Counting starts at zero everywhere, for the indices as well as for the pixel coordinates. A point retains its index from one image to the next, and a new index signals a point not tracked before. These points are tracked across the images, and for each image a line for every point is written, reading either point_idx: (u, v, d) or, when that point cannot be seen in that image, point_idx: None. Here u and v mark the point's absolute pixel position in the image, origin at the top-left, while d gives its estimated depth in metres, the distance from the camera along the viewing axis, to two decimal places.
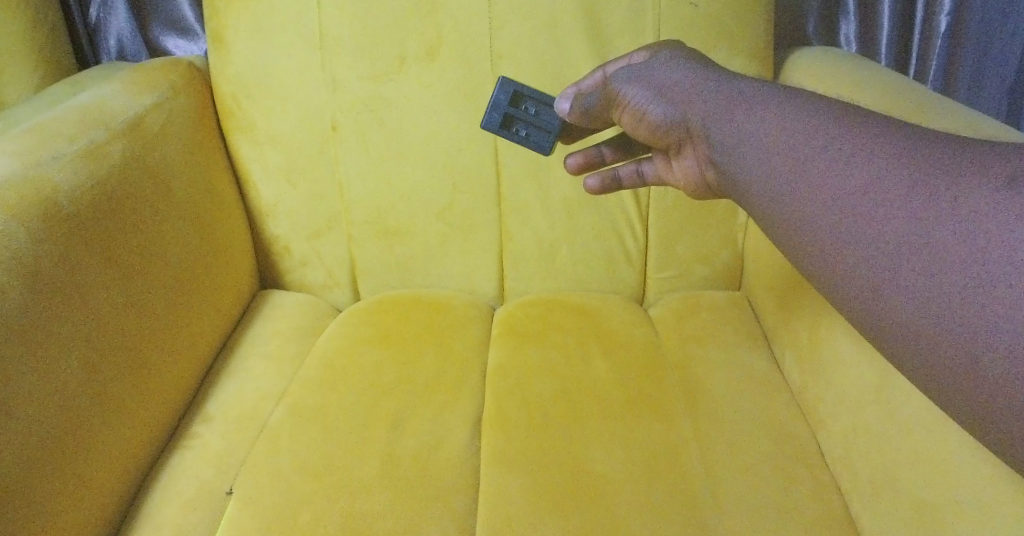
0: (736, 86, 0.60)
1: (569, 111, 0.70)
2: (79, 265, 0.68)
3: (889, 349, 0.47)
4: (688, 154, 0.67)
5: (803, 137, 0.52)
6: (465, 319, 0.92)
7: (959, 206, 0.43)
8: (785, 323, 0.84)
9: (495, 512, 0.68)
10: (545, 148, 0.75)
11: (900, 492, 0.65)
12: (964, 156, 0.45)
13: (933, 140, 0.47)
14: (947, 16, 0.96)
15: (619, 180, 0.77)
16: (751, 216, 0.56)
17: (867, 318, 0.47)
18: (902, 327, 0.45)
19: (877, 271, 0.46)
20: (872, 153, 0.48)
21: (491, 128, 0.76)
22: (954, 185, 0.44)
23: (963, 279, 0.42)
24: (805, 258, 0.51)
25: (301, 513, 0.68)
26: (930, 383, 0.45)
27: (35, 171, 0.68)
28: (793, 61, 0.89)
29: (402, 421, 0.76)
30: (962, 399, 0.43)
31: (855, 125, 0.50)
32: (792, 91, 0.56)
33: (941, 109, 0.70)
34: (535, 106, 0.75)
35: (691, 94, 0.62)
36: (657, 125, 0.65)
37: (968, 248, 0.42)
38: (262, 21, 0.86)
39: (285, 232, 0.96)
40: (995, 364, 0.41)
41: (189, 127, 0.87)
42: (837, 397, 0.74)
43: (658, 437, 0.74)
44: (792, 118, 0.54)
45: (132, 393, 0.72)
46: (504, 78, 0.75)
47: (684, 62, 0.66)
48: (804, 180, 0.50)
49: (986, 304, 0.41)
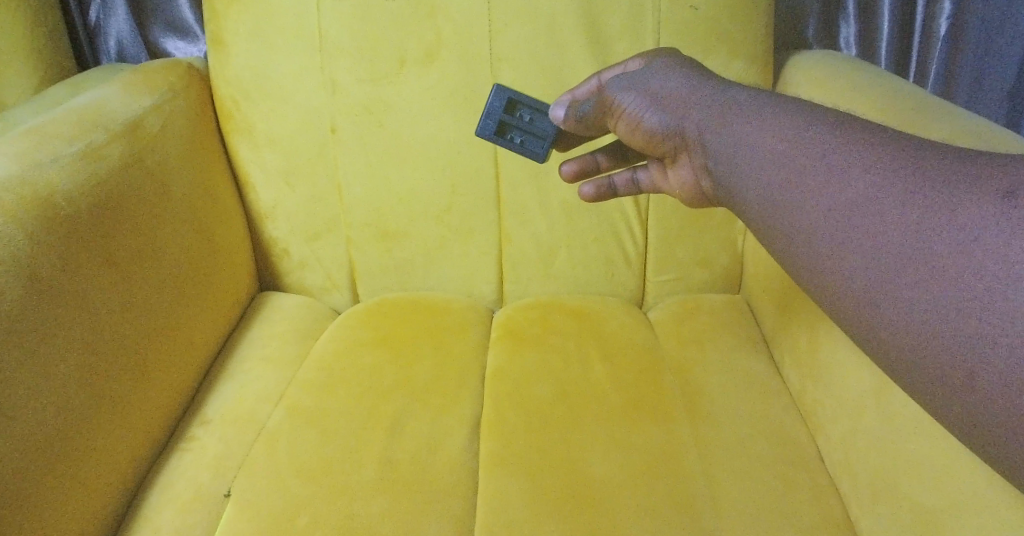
0: (732, 94, 0.60)
1: (563, 118, 0.72)
2: (78, 269, 0.68)
3: (885, 361, 0.46)
4: (683, 163, 0.66)
5: (800, 147, 0.51)
6: (464, 322, 0.92)
7: (958, 218, 0.43)
8: (785, 326, 0.84)
9: (494, 515, 0.67)
10: (540, 156, 0.75)
11: (900, 496, 0.65)
12: (962, 168, 0.44)
13: (930, 151, 0.47)
14: (946, 19, 0.96)
15: (614, 188, 0.77)
16: (748, 227, 0.56)
17: (864, 330, 0.47)
18: (899, 340, 0.44)
19: (875, 284, 0.45)
20: (869, 164, 0.47)
21: (486, 135, 0.75)
22: (951, 198, 0.43)
23: (960, 292, 0.42)
24: (801, 269, 0.50)
25: (299, 517, 0.67)
26: (925, 394, 0.45)
27: (34, 172, 0.68)
28: (794, 66, 0.89)
29: (401, 424, 0.76)
30: (957, 412, 0.43)
31: (852, 136, 0.50)
32: (789, 100, 0.56)
33: (941, 116, 0.69)
34: (530, 113, 0.75)
35: (687, 103, 0.62)
36: (652, 133, 0.65)
37: (966, 261, 0.42)
38: (261, 23, 0.86)
39: (285, 234, 0.96)
40: (992, 378, 0.41)
41: (188, 128, 0.87)
42: (837, 401, 0.74)
43: (657, 441, 0.74)
44: (788, 126, 0.53)
45: (130, 398, 0.72)
46: (498, 86, 0.75)
47: (680, 70, 0.65)
48: (800, 191, 0.50)
49: (985, 317, 0.41)
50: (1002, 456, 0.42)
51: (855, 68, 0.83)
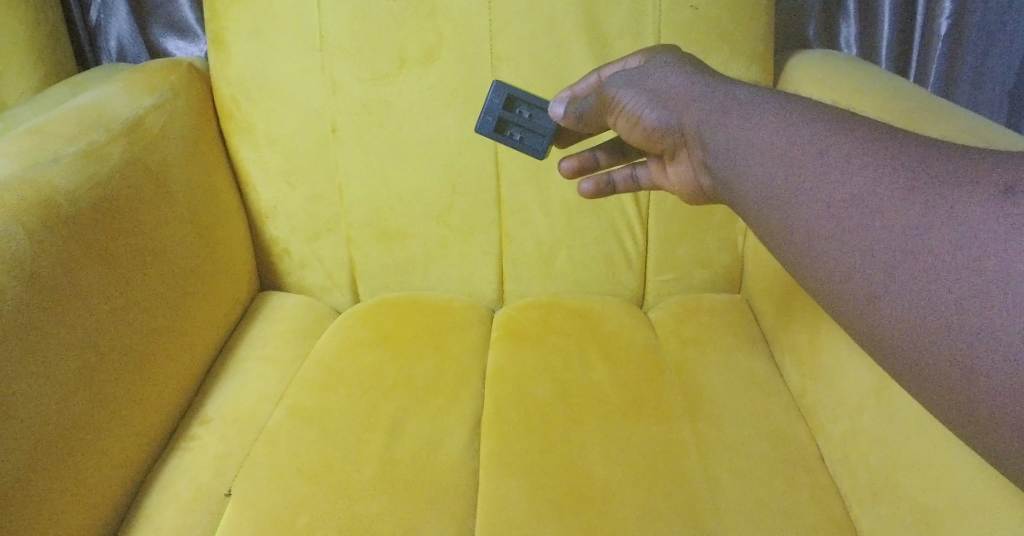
0: (732, 91, 0.60)
1: (563, 115, 0.71)
2: (79, 267, 0.68)
3: (884, 357, 0.46)
4: (682, 159, 0.67)
5: (799, 143, 0.51)
6: (464, 322, 0.92)
7: (956, 215, 0.43)
8: (785, 326, 0.84)
9: (494, 515, 0.67)
10: (539, 152, 0.75)
11: (901, 495, 0.65)
12: (961, 165, 0.44)
13: (929, 147, 0.47)
14: (947, 19, 0.96)
15: (613, 184, 0.76)
16: (747, 223, 0.56)
17: (862, 327, 0.47)
18: (897, 336, 0.44)
19: (872, 280, 0.45)
20: (868, 160, 0.47)
21: (485, 132, 0.75)
22: (950, 194, 0.43)
23: (959, 288, 0.42)
24: (800, 265, 0.50)
25: (299, 516, 0.67)
26: (923, 390, 0.45)
27: (34, 171, 0.68)
28: (793, 66, 0.89)
29: (402, 424, 0.76)
30: (954, 408, 0.43)
31: (851, 132, 0.50)
32: (788, 97, 0.56)
33: (939, 116, 0.69)
34: (529, 109, 0.75)
35: (686, 100, 0.62)
36: (652, 130, 0.65)
37: (964, 257, 0.42)
38: (262, 23, 0.86)
39: (285, 233, 0.96)
40: (990, 374, 0.41)
41: (189, 128, 0.87)
42: (837, 401, 0.74)
43: (658, 440, 0.74)
44: (788, 123, 0.53)
45: (131, 397, 0.72)
46: (498, 83, 0.75)
47: (679, 67, 0.65)
48: (799, 187, 0.50)
49: (982, 313, 0.41)
50: (998, 452, 0.43)
51: (854, 66, 0.84)
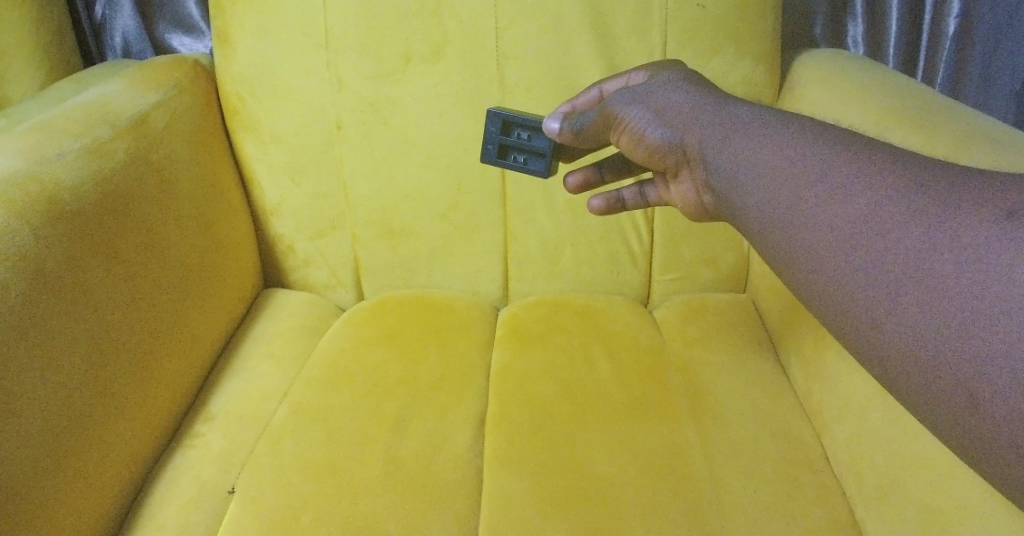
0: (734, 110, 0.59)
1: (558, 131, 0.70)
2: (83, 265, 0.68)
3: (889, 382, 0.46)
4: (684, 179, 0.66)
5: (803, 164, 0.51)
6: (468, 320, 0.91)
7: (960, 238, 0.42)
8: (792, 325, 0.84)
9: (497, 515, 0.67)
10: (540, 172, 0.74)
11: (907, 498, 0.65)
12: (964, 188, 0.44)
13: (932, 169, 0.46)
14: (954, 19, 0.95)
15: (622, 201, 0.76)
16: (750, 243, 0.55)
17: (867, 351, 0.46)
18: (901, 360, 0.44)
19: (877, 303, 0.45)
20: (871, 182, 0.47)
21: (489, 160, 0.76)
22: (953, 218, 0.43)
23: (963, 312, 0.41)
24: (803, 286, 0.50)
25: (302, 514, 0.67)
26: (928, 416, 0.44)
27: (40, 167, 0.69)
28: (801, 66, 0.88)
29: (405, 423, 0.76)
30: (959, 435, 0.42)
31: (854, 154, 0.49)
32: (791, 116, 0.56)
33: (935, 125, 0.68)
34: (526, 132, 0.75)
35: (690, 118, 0.61)
36: (654, 148, 0.65)
37: (969, 281, 0.41)
38: (269, 20, 0.86)
39: (289, 230, 0.96)
40: (994, 398, 0.40)
41: (194, 125, 0.87)
42: (844, 401, 0.74)
43: (662, 440, 0.74)
44: (791, 143, 0.53)
45: (133, 394, 0.72)
46: (491, 110, 0.75)
47: (683, 85, 0.65)
48: (803, 208, 0.50)
49: (987, 337, 0.40)
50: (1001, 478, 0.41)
51: (864, 70, 0.83)
